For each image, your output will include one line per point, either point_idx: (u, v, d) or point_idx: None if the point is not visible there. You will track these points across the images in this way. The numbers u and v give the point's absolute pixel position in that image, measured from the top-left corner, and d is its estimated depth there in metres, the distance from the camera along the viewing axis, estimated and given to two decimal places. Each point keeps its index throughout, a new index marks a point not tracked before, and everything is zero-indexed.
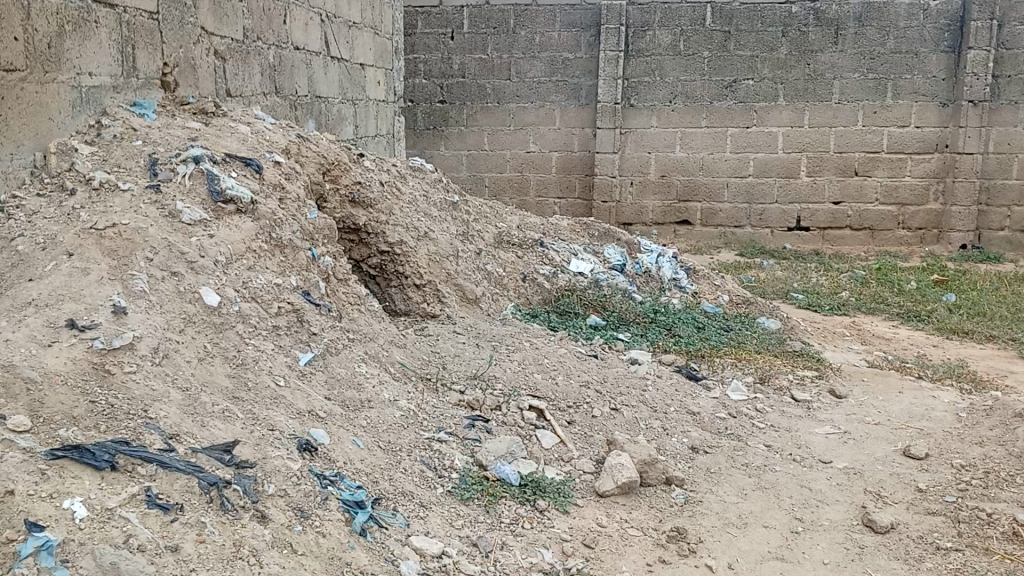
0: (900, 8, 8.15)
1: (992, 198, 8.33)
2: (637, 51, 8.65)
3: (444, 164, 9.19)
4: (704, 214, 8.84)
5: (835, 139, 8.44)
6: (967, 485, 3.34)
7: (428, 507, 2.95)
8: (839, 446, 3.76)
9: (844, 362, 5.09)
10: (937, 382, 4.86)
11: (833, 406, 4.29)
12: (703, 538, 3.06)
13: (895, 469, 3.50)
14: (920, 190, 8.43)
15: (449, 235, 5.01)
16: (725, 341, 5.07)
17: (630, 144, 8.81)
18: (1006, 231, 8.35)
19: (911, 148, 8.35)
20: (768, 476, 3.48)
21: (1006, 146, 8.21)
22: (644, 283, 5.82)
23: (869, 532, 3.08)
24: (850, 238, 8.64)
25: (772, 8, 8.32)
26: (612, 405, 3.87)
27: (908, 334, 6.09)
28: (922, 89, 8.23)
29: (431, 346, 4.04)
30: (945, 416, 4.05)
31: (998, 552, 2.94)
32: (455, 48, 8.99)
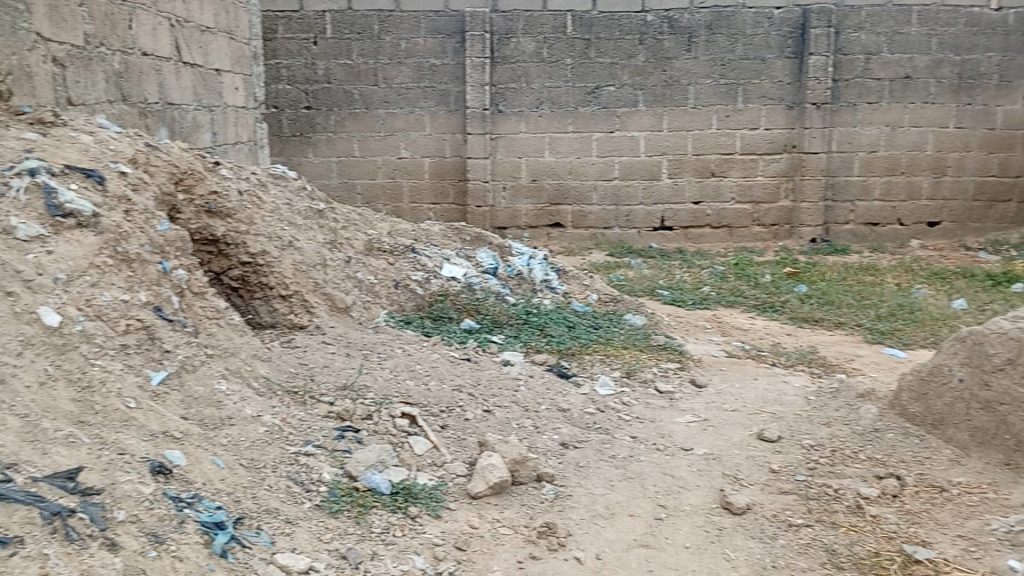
0: (746, 16, 8.62)
1: (837, 194, 8.94)
2: (503, 58, 8.77)
3: (312, 172, 9.02)
4: (575, 216, 9.06)
5: (693, 142, 8.85)
6: (816, 463, 3.52)
7: (295, 522, 2.88)
8: (699, 433, 3.95)
9: (706, 353, 5.35)
10: (789, 368, 5.20)
11: (694, 396, 4.49)
12: (572, 531, 3.14)
13: (750, 451, 3.69)
14: (772, 189, 8.95)
15: (316, 243, 4.92)
16: (595, 339, 5.21)
17: (501, 149, 8.92)
18: (851, 225, 8.98)
19: (762, 149, 8.86)
20: (633, 467, 3.62)
21: (847, 145, 8.81)
22: (517, 285, 5.90)
23: (727, 514, 3.22)
24: (711, 236, 9.06)
25: (629, 16, 8.63)
26: (484, 407, 3.90)
27: (764, 324, 6.46)
28: (769, 94, 8.74)
29: (297, 357, 3.95)
30: (795, 399, 4.31)
31: (843, 525, 3.07)
32: (318, 53, 8.83)
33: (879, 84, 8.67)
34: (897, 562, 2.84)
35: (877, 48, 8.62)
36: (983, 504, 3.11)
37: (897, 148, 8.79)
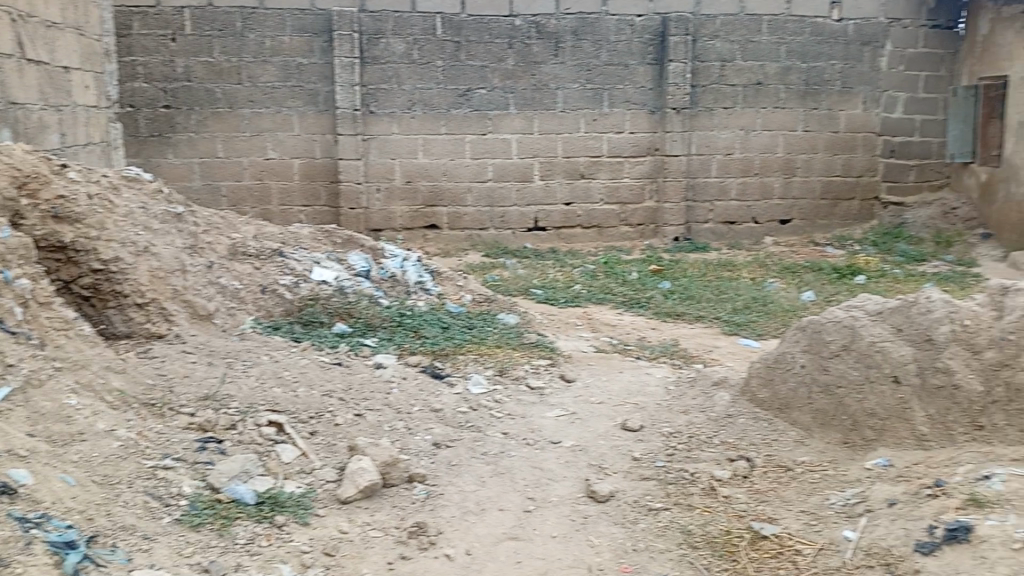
0: (610, 23, 8.91)
1: (698, 195, 9.39)
2: (372, 59, 8.69)
3: (173, 173, 8.64)
4: (450, 218, 9.09)
5: (562, 145, 9.07)
6: (674, 449, 3.66)
7: (153, 538, 2.78)
8: (567, 426, 4.07)
9: (575, 349, 5.51)
10: (653, 360, 5.45)
11: (563, 390, 4.63)
12: (442, 529, 3.18)
13: (614, 441, 3.83)
14: (638, 190, 9.31)
15: (174, 248, 4.72)
16: (468, 339, 5.26)
17: (373, 150, 8.84)
18: (711, 223, 9.45)
19: (627, 152, 9.20)
20: (504, 462, 3.69)
21: (706, 147, 9.28)
22: (390, 288, 5.87)
23: (592, 502, 3.35)
24: (582, 236, 9.32)
25: (497, 20, 8.75)
26: (355, 411, 3.87)
27: (632, 319, 6.72)
28: (633, 98, 9.09)
29: (155, 368, 3.77)
30: (657, 390, 4.52)
31: (698, 506, 3.21)
32: (178, 50, 8.46)
33: (733, 90, 9.17)
34: (746, 538, 2.94)
35: (731, 56, 9.11)
36: (824, 480, 3.22)
37: (751, 151, 9.33)
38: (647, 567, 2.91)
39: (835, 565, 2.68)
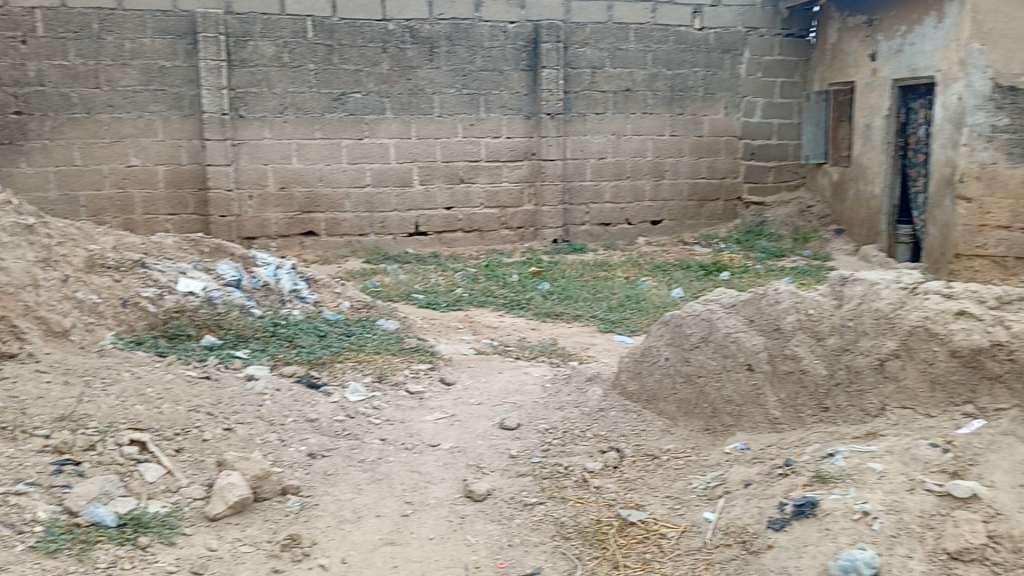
0: (483, 29, 9.00)
1: (574, 198, 9.62)
2: (241, 62, 8.44)
3: (26, 183, 8.10)
4: (328, 224, 8.94)
5: (440, 150, 9.10)
6: (549, 445, 3.75)
7: (5, 569, 2.71)
8: (446, 428, 4.10)
9: (456, 352, 5.55)
10: (532, 360, 5.56)
11: (442, 393, 4.65)
12: (317, 539, 3.14)
13: (492, 441, 3.89)
14: (516, 194, 9.45)
15: (25, 262, 4.54)
16: (345, 346, 5.19)
17: (244, 156, 8.58)
18: (587, 225, 9.71)
19: (505, 156, 9.32)
20: (381, 468, 3.68)
21: (580, 152, 9.53)
22: (263, 297, 5.71)
23: (469, 502, 3.39)
24: (463, 240, 9.37)
25: (369, 24, 8.67)
26: (225, 425, 3.74)
27: (512, 321, 6.83)
28: (508, 104, 9.22)
29: (7, 391, 3.60)
30: (534, 388, 4.61)
31: (571, 498, 3.30)
32: (28, 53, 7.94)
33: (604, 96, 9.46)
34: (615, 526, 3.03)
35: (601, 63, 9.38)
36: (687, 466, 3.37)
37: (623, 155, 9.65)
38: (522, 561, 2.97)
39: (696, 546, 2.78)
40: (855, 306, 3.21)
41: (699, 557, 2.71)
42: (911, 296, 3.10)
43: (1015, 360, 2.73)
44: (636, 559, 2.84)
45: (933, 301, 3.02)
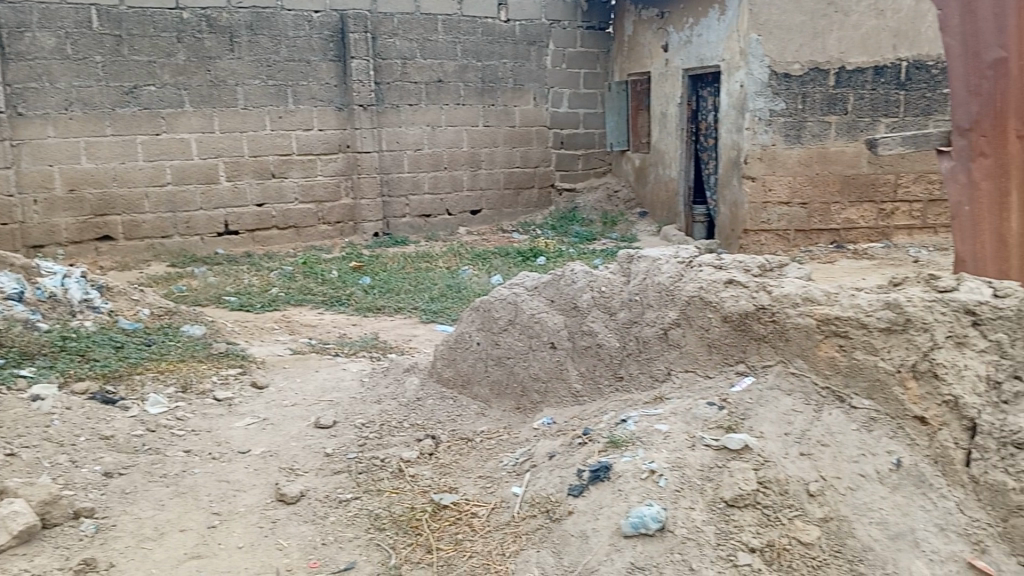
0: (287, 18, 8.68)
1: (392, 190, 9.55)
2: (16, 54, 7.66)
3: None
4: (127, 227, 8.34)
5: (248, 145, 8.72)
6: (365, 439, 3.72)
7: None
8: (257, 433, 3.97)
9: (269, 354, 5.37)
10: (351, 355, 5.49)
11: (253, 398, 4.48)
12: (115, 561, 2.95)
13: (306, 441, 3.81)
14: (332, 188, 9.24)
15: None
16: (147, 356, 4.86)
17: (24, 157, 7.82)
18: (408, 217, 9.68)
19: (317, 150, 9.08)
20: (186, 481, 3.49)
21: (395, 144, 9.45)
22: (50, 309, 5.25)
23: (282, 505, 3.30)
24: (278, 238, 9.04)
25: (161, 13, 8.13)
26: (7, 450, 3.43)
27: (331, 318, 6.70)
28: (318, 95, 8.97)
29: None
30: (351, 383, 4.55)
31: (387, 489, 3.28)
32: None
33: (416, 87, 9.44)
34: (429, 511, 3.05)
35: (411, 54, 9.35)
36: (499, 444, 3.44)
37: (439, 146, 9.69)
38: (336, 557, 2.94)
39: (504, 520, 2.84)
40: (640, 281, 3.38)
41: (508, 531, 2.77)
42: (688, 269, 3.25)
43: (777, 322, 2.82)
44: (448, 540, 2.87)
45: (707, 273, 3.13)
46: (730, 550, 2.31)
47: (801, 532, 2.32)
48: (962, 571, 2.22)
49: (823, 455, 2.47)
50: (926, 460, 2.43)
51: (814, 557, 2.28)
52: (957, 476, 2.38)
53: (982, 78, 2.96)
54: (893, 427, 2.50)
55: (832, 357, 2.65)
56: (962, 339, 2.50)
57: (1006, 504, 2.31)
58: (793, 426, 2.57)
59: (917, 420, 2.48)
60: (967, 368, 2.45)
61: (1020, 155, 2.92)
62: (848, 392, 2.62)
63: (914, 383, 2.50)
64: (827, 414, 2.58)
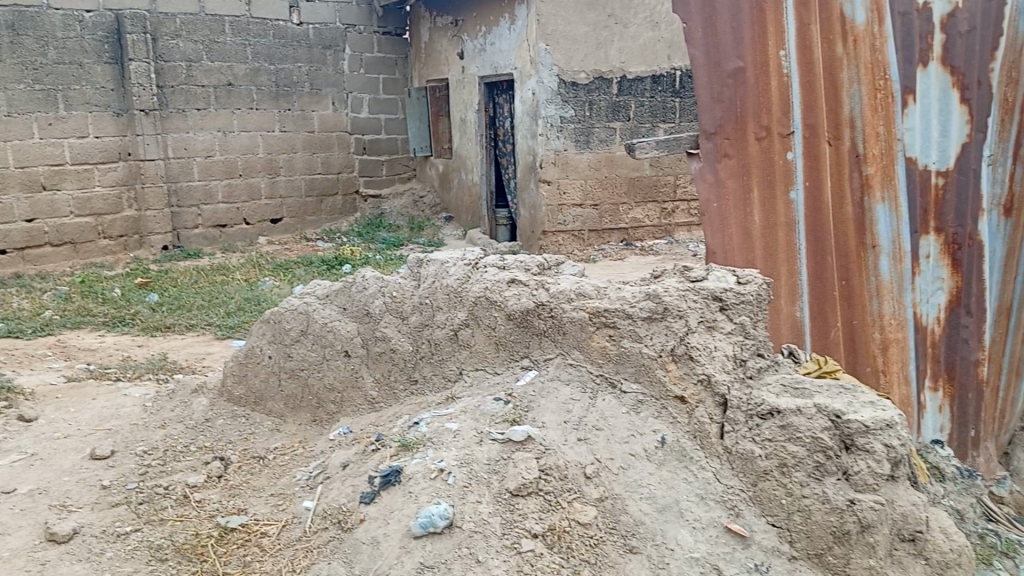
0: (54, 18, 7.99)
1: (181, 200, 8.98)
2: None
3: None
4: None
5: (13, 155, 7.92)
6: (147, 467, 3.47)
7: None
8: (24, 471, 3.60)
9: (38, 384, 4.89)
10: (135, 380, 5.11)
11: (20, 433, 4.06)
12: None
13: (81, 474, 3.49)
14: (113, 200, 8.53)
15: None
16: None
17: None
18: (200, 229, 9.14)
19: (94, 159, 8.37)
20: None
21: (183, 151, 8.90)
22: None
23: (51, 546, 3.02)
24: (52, 255, 8.24)
25: None
26: None
27: (114, 340, 6.21)
28: (93, 100, 8.29)
29: None
30: (133, 409, 4.22)
31: (171, 518, 3.09)
32: None
33: (204, 90, 8.93)
34: (215, 535, 2.92)
35: (197, 56, 8.84)
36: (291, 461, 3.31)
37: (231, 153, 9.21)
38: None
39: (296, 537, 2.77)
40: (429, 285, 3.29)
41: (299, 546, 2.70)
42: (473, 271, 3.22)
43: (555, 316, 2.93)
44: (236, 563, 2.75)
45: (491, 274, 3.15)
46: (515, 538, 2.37)
47: (579, 514, 2.43)
48: (720, 535, 2.39)
49: (598, 439, 2.62)
50: (686, 435, 2.62)
51: (592, 536, 2.39)
52: (713, 448, 2.58)
53: (722, 86, 3.26)
54: (658, 408, 2.69)
55: (603, 348, 2.83)
56: (712, 323, 2.76)
57: (754, 470, 2.49)
58: (571, 414, 2.72)
59: (677, 399, 2.68)
60: (716, 349, 2.70)
61: (757, 156, 3.28)
62: (618, 377, 2.80)
63: (674, 365, 2.71)
64: (600, 400, 2.75)
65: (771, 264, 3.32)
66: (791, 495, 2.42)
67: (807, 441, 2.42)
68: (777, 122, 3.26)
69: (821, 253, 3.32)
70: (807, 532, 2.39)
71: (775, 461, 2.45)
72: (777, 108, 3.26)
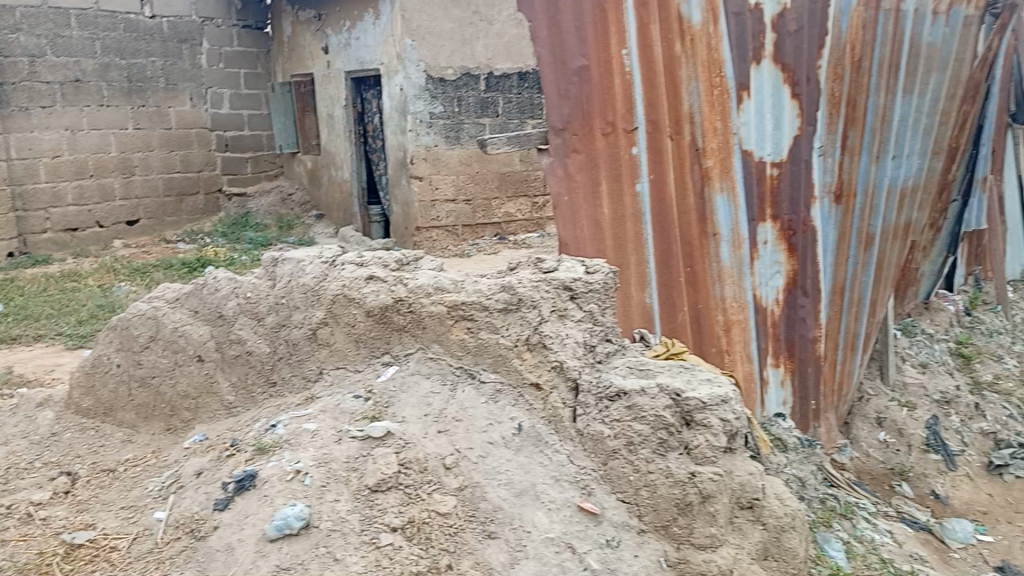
0: None
1: (27, 204, 8.38)
2: None
3: None
4: None
5: None
6: None
7: None
8: None
9: None
10: None
11: None
12: None
13: None
14: None
15: None
16: None
17: None
18: (49, 233, 8.55)
19: None
20: None
21: (28, 151, 8.30)
22: None
23: None
24: None
25: None
26: None
27: None
28: None
29: None
30: None
31: (12, 538, 2.86)
32: None
33: (49, 87, 8.35)
34: (60, 553, 2.76)
35: (39, 51, 8.27)
36: (144, 472, 3.17)
37: (81, 152, 8.64)
38: None
39: (147, 549, 2.66)
40: (285, 283, 3.23)
41: (150, 558, 2.60)
42: (330, 268, 3.15)
43: (414, 312, 2.91)
44: None
45: (348, 271, 3.08)
46: (373, 534, 2.35)
47: (438, 504, 2.44)
48: (573, 514, 2.47)
49: (457, 429, 2.65)
50: (541, 421, 2.71)
51: (451, 525, 2.41)
52: (566, 431, 2.68)
53: (569, 84, 3.31)
54: (515, 396, 2.76)
55: (462, 339, 2.85)
56: (564, 311, 2.86)
57: (604, 450, 2.60)
58: (431, 407, 2.73)
59: (532, 386, 2.77)
60: (568, 336, 2.81)
61: (603, 150, 3.38)
62: (477, 368, 2.83)
63: (529, 354, 2.79)
64: (460, 392, 2.78)
65: (620, 253, 3.46)
66: (638, 471, 2.54)
67: (651, 419, 2.56)
68: (621, 117, 3.38)
69: (668, 242, 3.50)
70: (653, 506, 2.51)
71: (622, 440, 2.58)
72: (621, 105, 3.37)
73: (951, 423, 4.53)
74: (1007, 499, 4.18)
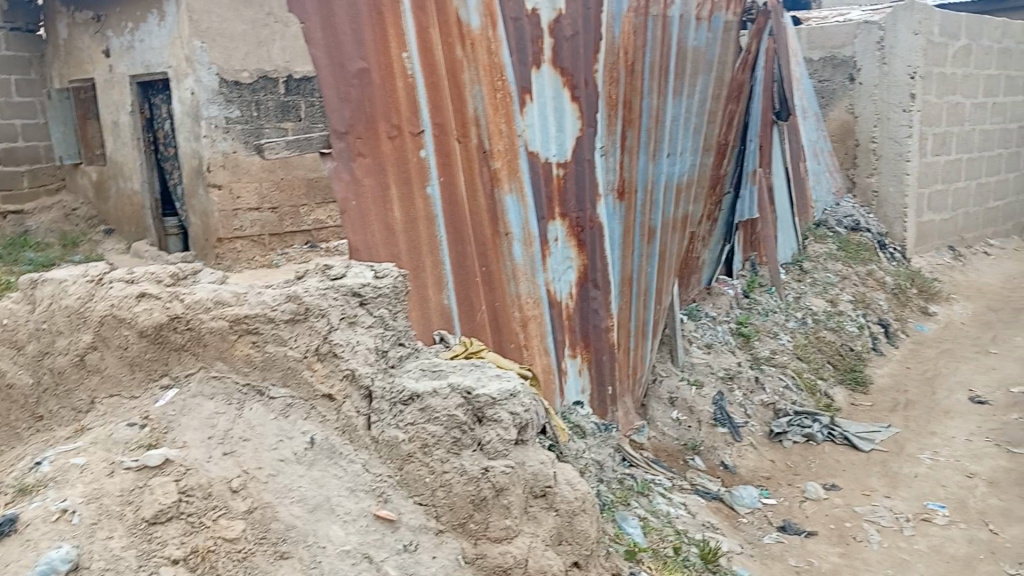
0: None
1: None
2: None
3: None
4: None
5: None
6: None
7: None
8: None
9: None
10: None
11: None
12: None
13: None
14: None
15: None
16: None
17: None
18: None
19: None
20: None
21: None
22: None
23: None
24: None
25: None
26: None
27: None
28: None
29: None
30: None
31: None
32: None
33: None
34: None
35: None
36: None
37: None
38: None
39: None
40: (46, 308, 2.85)
41: None
42: (98, 287, 2.84)
43: (193, 328, 2.72)
44: None
45: (116, 289, 2.80)
46: (152, 569, 2.21)
47: (224, 530, 2.32)
48: (370, 523, 2.47)
49: (244, 450, 2.53)
50: (335, 432, 2.67)
51: (240, 550, 2.31)
52: (361, 440, 2.67)
53: (349, 86, 3.16)
54: (307, 409, 2.69)
55: (247, 355, 2.71)
56: (353, 318, 2.84)
57: (399, 454, 2.63)
58: (215, 429, 2.57)
59: (325, 398, 2.71)
60: (358, 344, 2.79)
61: (390, 153, 3.29)
62: (265, 384, 2.71)
63: (319, 365, 2.73)
64: (247, 410, 2.64)
65: (415, 257, 3.38)
66: (433, 473, 2.60)
67: (444, 419, 2.64)
68: (406, 121, 3.33)
69: (462, 243, 3.53)
70: (449, 505, 2.58)
71: (417, 443, 2.63)
72: (405, 109, 3.32)
73: (734, 397, 4.96)
74: (787, 462, 4.62)
